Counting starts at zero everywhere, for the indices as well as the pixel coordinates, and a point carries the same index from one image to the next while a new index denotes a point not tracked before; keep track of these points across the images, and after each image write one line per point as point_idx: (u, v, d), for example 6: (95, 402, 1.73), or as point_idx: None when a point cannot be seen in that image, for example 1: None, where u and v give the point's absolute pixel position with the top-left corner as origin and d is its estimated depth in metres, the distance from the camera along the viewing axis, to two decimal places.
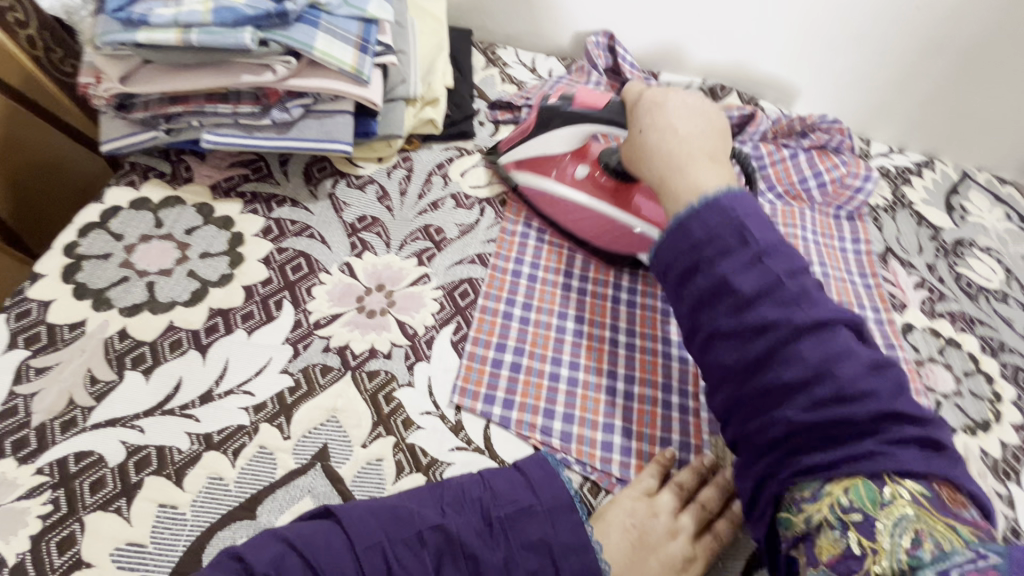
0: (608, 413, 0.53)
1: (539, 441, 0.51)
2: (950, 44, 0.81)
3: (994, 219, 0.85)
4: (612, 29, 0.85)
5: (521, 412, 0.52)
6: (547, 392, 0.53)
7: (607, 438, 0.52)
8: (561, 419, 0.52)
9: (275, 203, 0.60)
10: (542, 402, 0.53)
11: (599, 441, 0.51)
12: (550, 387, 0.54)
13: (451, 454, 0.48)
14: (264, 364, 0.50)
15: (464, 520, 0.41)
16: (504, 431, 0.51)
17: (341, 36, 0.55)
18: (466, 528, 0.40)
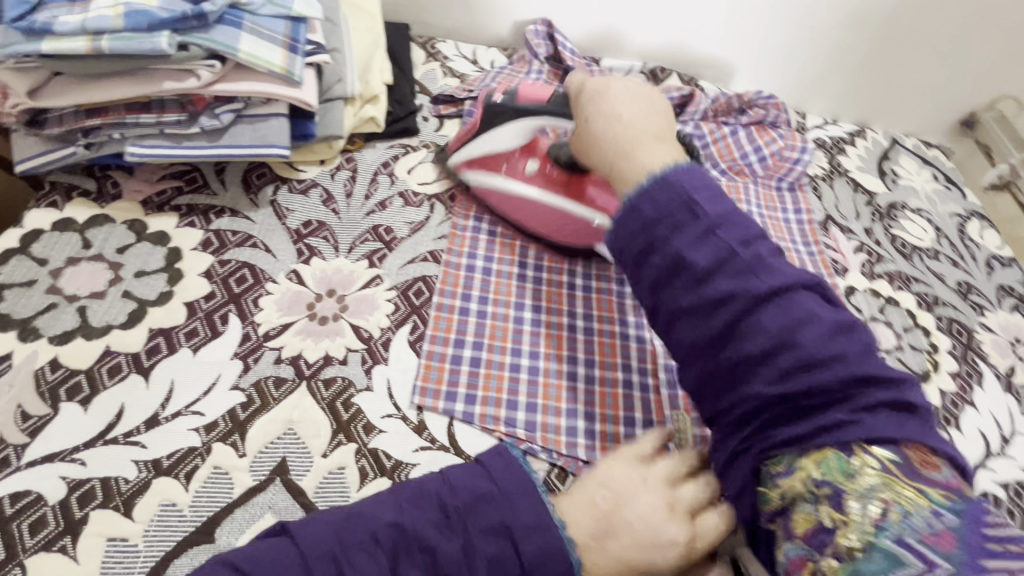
0: (571, 399, 0.53)
1: (503, 432, 0.50)
2: (869, 17, 0.85)
3: (923, 181, 0.90)
4: (550, 16, 0.85)
5: (484, 406, 0.51)
6: (509, 383, 0.53)
7: (571, 423, 0.52)
8: (525, 409, 0.52)
9: (213, 214, 0.58)
10: (504, 394, 0.52)
11: (563, 427, 0.51)
12: (511, 378, 0.53)
13: (416, 455, 0.48)
14: (213, 382, 0.48)
15: (423, 516, 0.38)
16: (467, 426, 0.50)
17: (267, 37, 0.53)
18: (423, 527, 0.38)
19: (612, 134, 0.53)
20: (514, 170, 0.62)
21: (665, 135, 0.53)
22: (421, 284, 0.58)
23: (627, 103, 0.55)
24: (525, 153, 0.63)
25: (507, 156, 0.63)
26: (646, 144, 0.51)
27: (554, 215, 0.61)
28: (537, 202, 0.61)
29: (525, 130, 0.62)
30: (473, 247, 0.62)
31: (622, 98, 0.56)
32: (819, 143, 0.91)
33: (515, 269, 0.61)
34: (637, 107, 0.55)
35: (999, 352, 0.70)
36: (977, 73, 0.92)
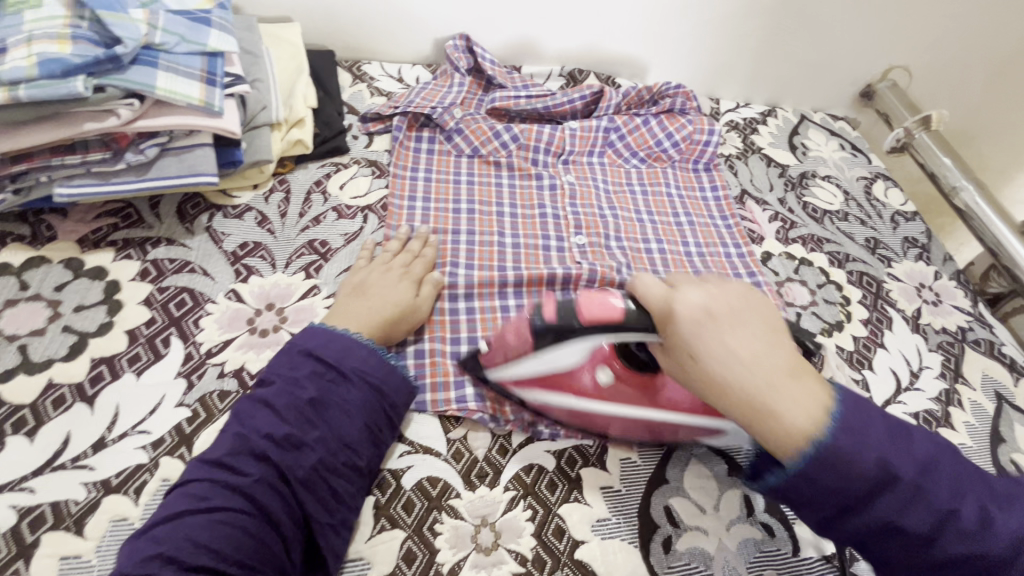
0: None
1: (455, 410, 0.54)
2: (758, 5, 0.92)
3: (831, 150, 0.97)
4: (468, 31, 0.90)
5: (433, 392, 0.55)
6: (453, 365, 0.57)
7: None
8: (472, 384, 0.56)
9: (150, 245, 0.60)
10: (451, 376, 0.56)
11: None
12: (454, 360, 0.58)
13: (404, 459, 0.51)
14: (158, 402, 0.50)
15: (288, 370, 0.48)
16: (422, 413, 0.54)
17: (183, 73, 0.56)
18: (290, 375, 0.48)
19: (753, 385, 0.43)
20: (591, 388, 0.53)
21: (801, 365, 0.44)
22: None
23: (750, 334, 0.44)
24: (591, 359, 0.53)
25: (573, 370, 0.53)
26: (789, 394, 0.42)
27: (637, 425, 0.53)
28: (619, 415, 0.53)
29: (587, 347, 0.50)
30: None
31: (733, 326, 0.44)
32: (732, 126, 0.97)
33: (447, 270, 0.65)
34: (750, 332, 0.44)
35: (906, 297, 0.76)
36: (867, 48, 0.99)
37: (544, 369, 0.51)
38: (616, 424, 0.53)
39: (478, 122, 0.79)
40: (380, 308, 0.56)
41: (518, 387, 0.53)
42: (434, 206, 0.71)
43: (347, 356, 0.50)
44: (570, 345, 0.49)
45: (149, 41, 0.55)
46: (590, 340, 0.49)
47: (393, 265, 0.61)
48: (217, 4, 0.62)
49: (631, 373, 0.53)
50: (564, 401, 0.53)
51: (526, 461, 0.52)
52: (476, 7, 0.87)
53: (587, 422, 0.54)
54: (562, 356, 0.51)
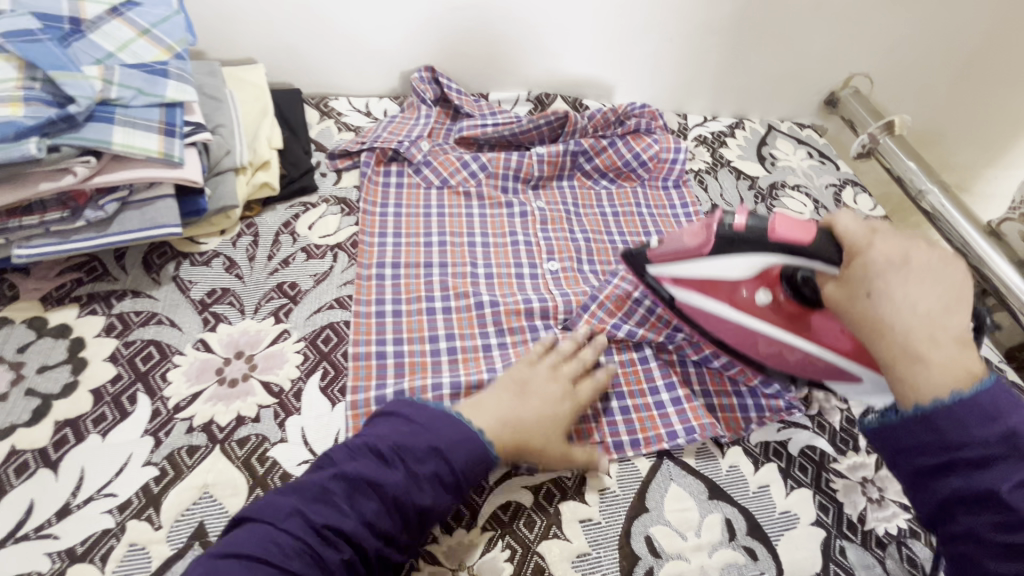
0: None
1: None
2: (717, 22, 0.94)
3: (799, 159, 0.99)
4: (433, 62, 0.91)
5: None
6: (433, 402, 0.56)
7: None
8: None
9: (115, 298, 0.60)
10: None
11: None
12: (434, 396, 0.56)
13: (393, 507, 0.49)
14: (125, 462, 0.49)
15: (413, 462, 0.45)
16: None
17: (141, 126, 0.56)
18: (415, 468, 0.44)
19: (911, 332, 0.42)
20: (743, 300, 0.56)
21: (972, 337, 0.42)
22: (328, 331, 0.61)
23: (929, 287, 0.43)
24: (756, 279, 0.55)
25: (730, 282, 0.56)
26: (941, 352, 0.40)
27: (797, 357, 0.56)
28: (737, 324, 0.57)
29: (756, 265, 0.54)
30: (381, 294, 0.65)
31: (921, 278, 0.43)
32: (701, 140, 0.98)
33: (423, 306, 0.65)
34: (933, 284, 0.43)
35: None
36: (828, 57, 1.01)
37: (707, 272, 0.56)
38: (746, 336, 0.57)
39: (446, 155, 0.80)
40: (508, 413, 0.50)
41: (674, 286, 0.59)
42: (405, 240, 0.71)
43: (456, 448, 0.46)
44: (729, 258, 0.55)
45: (105, 97, 0.55)
46: (760, 257, 0.53)
47: (561, 373, 0.55)
48: (175, 53, 0.61)
49: (792, 304, 0.54)
50: (702, 300, 0.58)
51: (503, 499, 0.52)
52: (439, 38, 0.88)
53: (704, 322, 0.59)
54: (726, 267, 0.55)
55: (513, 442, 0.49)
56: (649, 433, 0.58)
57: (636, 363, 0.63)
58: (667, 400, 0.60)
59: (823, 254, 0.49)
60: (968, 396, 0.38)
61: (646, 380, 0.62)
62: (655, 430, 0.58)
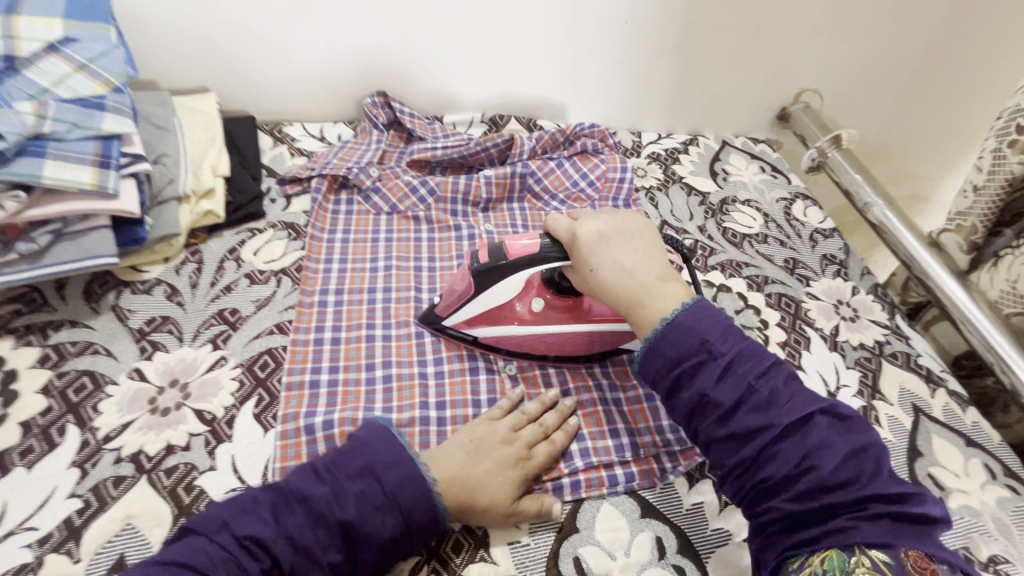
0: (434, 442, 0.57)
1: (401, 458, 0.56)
2: (664, 45, 0.96)
3: (751, 173, 1.01)
4: (386, 87, 0.92)
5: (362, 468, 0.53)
6: None
7: None
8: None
9: (52, 329, 0.60)
10: None
11: None
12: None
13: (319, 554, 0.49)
14: (48, 495, 0.49)
15: (343, 479, 0.47)
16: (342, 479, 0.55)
17: (74, 159, 0.57)
18: (341, 485, 0.47)
19: (618, 288, 0.56)
20: (526, 315, 0.63)
21: (667, 269, 0.57)
22: (266, 357, 0.61)
23: (625, 249, 0.58)
24: (521, 295, 0.64)
25: (508, 305, 0.63)
26: (653, 292, 0.55)
27: (585, 339, 0.63)
28: (547, 335, 0.63)
29: (520, 280, 0.61)
30: (321, 320, 0.65)
31: (617, 243, 0.58)
32: (654, 157, 1.00)
33: (364, 332, 0.65)
34: (631, 244, 0.58)
35: (824, 315, 0.78)
36: (775, 75, 1.04)
37: (478, 308, 0.62)
38: (552, 340, 0.63)
39: (396, 179, 0.81)
40: (463, 477, 0.51)
41: (472, 327, 0.64)
42: (350, 266, 0.72)
43: (393, 470, 0.48)
44: (495, 282, 0.60)
45: (38, 131, 0.56)
46: (517, 275, 0.60)
47: (505, 424, 0.56)
48: (113, 87, 0.63)
49: (558, 300, 0.64)
50: (502, 329, 0.63)
51: None
52: (390, 65, 0.90)
53: (519, 346, 0.64)
54: (498, 290, 0.61)
55: (461, 501, 0.50)
56: (592, 475, 0.56)
57: (596, 404, 0.62)
58: (627, 445, 0.59)
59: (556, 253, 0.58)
60: (679, 318, 0.52)
61: (606, 422, 0.61)
62: (597, 473, 0.57)
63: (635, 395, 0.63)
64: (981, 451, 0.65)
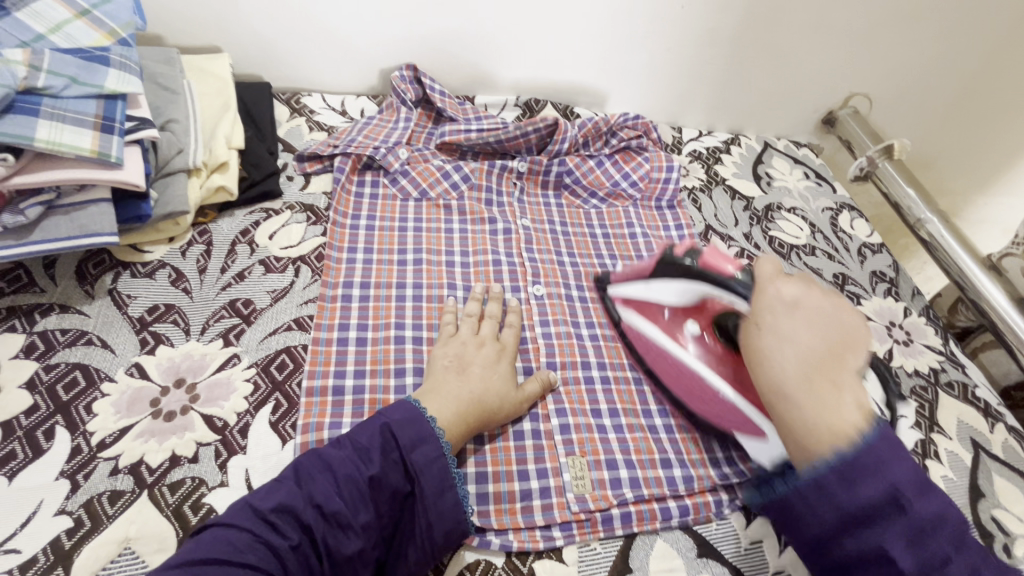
0: (478, 462, 0.51)
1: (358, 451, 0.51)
2: (719, 36, 0.89)
3: (795, 179, 0.95)
4: (416, 60, 0.84)
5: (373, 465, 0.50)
6: None
7: (480, 489, 0.50)
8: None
9: (40, 314, 0.53)
10: None
11: (474, 494, 0.49)
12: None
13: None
14: (33, 511, 0.42)
15: (361, 438, 0.44)
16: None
17: (72, 120, 0.49)
18: (358, 443, 0.44)
19: (784, 375, 0.43)
20: (671, 330, 0.60)
21: (858, 390, 0.41)
22: (284, 356, 0.55)
23: (813, 330, 0.44)
24: (684, 315, 0.61)
25: (665, 309, 0.62)
26: (822, 397, 0.41)
27: (690, 378, 0.58)
28: (685, 367, 0.59)
29: (694, 293, 0.59)
30: (345, 317, 0.59)
31: (805, 319, 0.45)
32: (695, 156, 0.94)
33: (392, 332, 0.59)
34: (817, 328, 0.44)
35: (878, 338, 0.73)
36: (829, 76, 0.98)
37: (643, 294, 0.63)
38: (678, 374, 0.59)
39: (425, 164, 0.75)
40: (473, 392, 0.51)
41: None
42: (376, 256, 0.65)
43: (409, 426, 0.45)
44: (675, 284, 0.60)
45: (30, 85, 0.48)
46: (693, 283, 0.59)
47: (484, 336, 0.57)
48: (119, 39, 0.55)
49: (714, 343, 0.59)
50: (639, 322, 0.62)
51: (471, 559, 0.46)
52: (423, 36, 0.82)
53: (635, 341, 0.62)
54: (664, 293, 0.61)
55: (478, 421, 0.50)
56: (643, 506, 0.51)
57: (645, 428, 0.57)
58: (679, 475, 0.53)
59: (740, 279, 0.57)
60: (804, 349, 0.40)
61: (656, 448, 0.55)
62: (648, 504, 0.51)
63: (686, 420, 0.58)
64: None
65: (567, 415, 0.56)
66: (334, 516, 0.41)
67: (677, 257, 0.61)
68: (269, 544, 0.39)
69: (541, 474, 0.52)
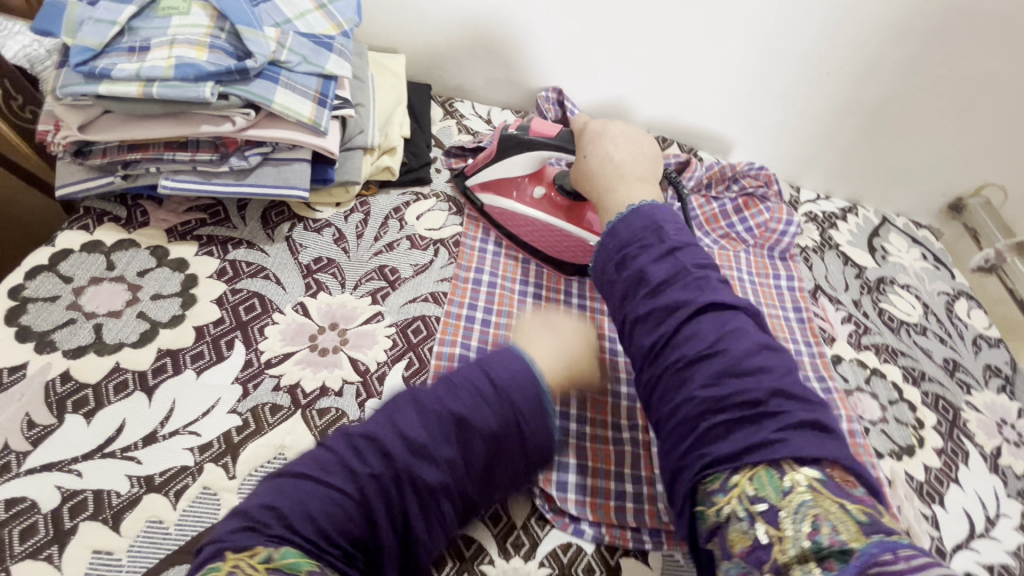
0: (563, 453, 0.55)
1: None
2: (861, 106, 0.90)
3: (911, 258, 0.93)
4: (561, 85, 0.92)
5: None
6: None
7: (562, 478, 0.53)
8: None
9: (231, 245, 0.62)
10: None
11: (555, 480, 0.53)
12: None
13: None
14: (212, 404, 0.50)
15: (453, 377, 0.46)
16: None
17: (300, 91, 0.58)
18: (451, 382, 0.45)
19: (623, 173, 0.60)
20: (523, 196, 0.70)
21: (650, 178, 0.61)
22: (419, 323, 0.61)
23: (621, 147, 0.63)
24: (533, 180, 0.71)
25: (518, 183, 0.71)
26: (630, 184, 0.59)
27: (554, 234, 0.69)
28: (541, 224, 0.69)
29: (532, 160, 0.68)
30: (474, 299, 0.65)
31: (616, 141, 0.64)
32: (811, 217, 0.95)
33: (513, 321, 0.64)
34: (623, 146, 0.64)
35: (986, 432, 0.71)
36: (964, 164, 0.96)
37: (499, 174, 0.70)
38: (531, 226, 0.69)
39: None
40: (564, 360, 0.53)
41: (480, 192, 0.72)
42: (504, 251, 0.71)
43: (502, 368, 0.46)
44: (512, 152, 0.68)
45: (275, 58, 0.58)
46: (537, 150, 0.67)
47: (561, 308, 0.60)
48: (342, 31, 0.64)
49: (560, 199, 0.70)
50: (504, 202, 0.70)
51: (563, 539, 0.50)
52: (573, 64, 0.89)
53: (505, 219, 0.71)
54: (509, 166, 0.69)
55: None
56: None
57: None
58: None
59: (561, 138, 0.66)
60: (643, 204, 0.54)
61: None
62: None
63: None
64: None
65: None
66: (423, 445, 0.41)
67: (512, 132, 0.69)
68: (351, 470, 0.39)
69: (636, 480, 0.55)
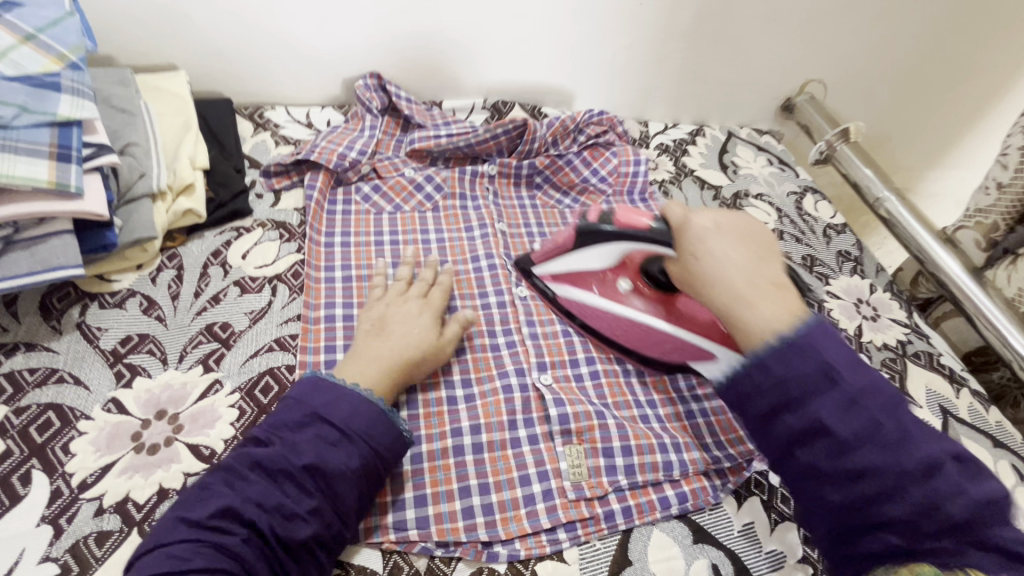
0: (462, 476, 0.52)
1: (393, 540, 0.47)
2: (680, 31, 0.90)
3: (760, 166, 0.98)
4: (380, 68, 0.83)
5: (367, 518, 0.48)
6: (393, 482, 0.50)
7: (466, 503, 0.50)
8: (413, 505, 0.49)
9: (5, 353, 0.51)
10: (389, 496, 0.50)
11: (459, 510, 0.50)
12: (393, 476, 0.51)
13: None
14: (17, 560, 0.41)
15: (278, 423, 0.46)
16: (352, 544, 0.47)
17: (26, 151, 0.47)
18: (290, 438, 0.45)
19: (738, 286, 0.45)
20: (607, 291, 0.62)
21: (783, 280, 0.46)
22: (268, 378, 0.54)
23: (736, 245, 0.48)
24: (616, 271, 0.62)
25: (597, 274, 0.63)
26: (768, 296, 0.44)
27: (646, 334, 0.60)
28: (649, 330, 0.60)
29: (618, 253, 0.60)
30: (331, 338, 0.58)
31: (728, 237, 0.48)
32: (663, 149, 0.96)
33: None
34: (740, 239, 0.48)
35: (847, 315, 0.76)
36: (785, 67, 1.00)
37: (571, 265, 0.64)
38: (626, 325, 0.61)
39: (396, 175, 0.75)
40: (401, 347, 0.54)
41: (553, 281, 0.65)
42: (355, 273, 0.64)
43: (335, 405, 0.47)
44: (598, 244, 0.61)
45: None
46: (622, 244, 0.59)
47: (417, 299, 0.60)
48: (68, 63, 0.53)
49: (652, 292, 0.60)
50: (578, 294, 0.64)
51: (474, 566, 0.47)
52: (386, 43, 0.80)
53: (584, 312, 0.63)
54: (592, 258, 0.62)
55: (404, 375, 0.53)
56: (642, 500, 0.53)
57: (639, 420, 0.58)
58: (675, 462, 0.55)
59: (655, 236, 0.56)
60: (796, 337, 0.41)
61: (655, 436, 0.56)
62: (647, 496, 0.53)
63: (676, 410, 0.60)
64: (1007, 452, 0.66)
65: (566, 405, 0.56)
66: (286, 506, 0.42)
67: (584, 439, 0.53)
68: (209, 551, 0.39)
69: (542, 476, 0.53)
